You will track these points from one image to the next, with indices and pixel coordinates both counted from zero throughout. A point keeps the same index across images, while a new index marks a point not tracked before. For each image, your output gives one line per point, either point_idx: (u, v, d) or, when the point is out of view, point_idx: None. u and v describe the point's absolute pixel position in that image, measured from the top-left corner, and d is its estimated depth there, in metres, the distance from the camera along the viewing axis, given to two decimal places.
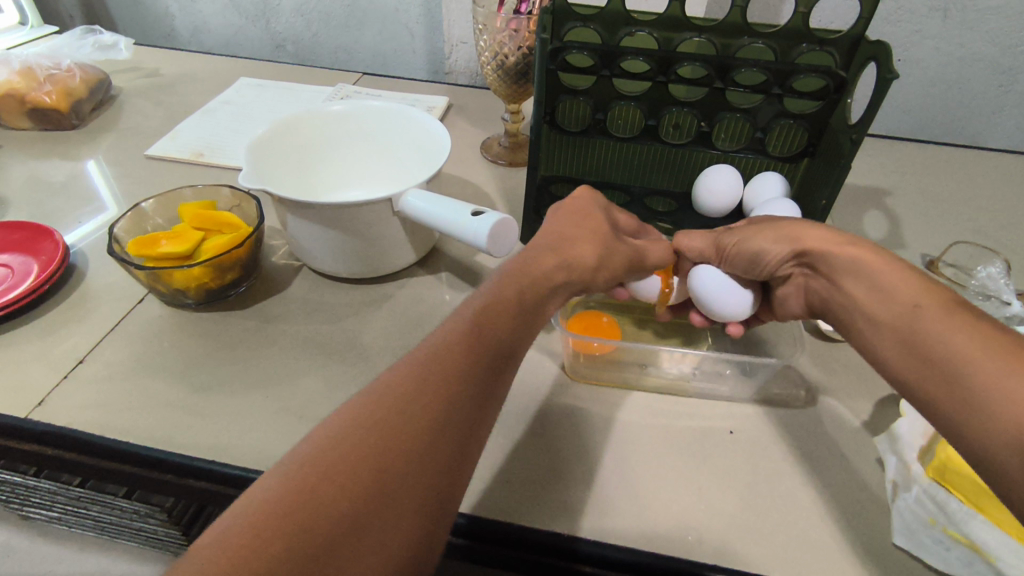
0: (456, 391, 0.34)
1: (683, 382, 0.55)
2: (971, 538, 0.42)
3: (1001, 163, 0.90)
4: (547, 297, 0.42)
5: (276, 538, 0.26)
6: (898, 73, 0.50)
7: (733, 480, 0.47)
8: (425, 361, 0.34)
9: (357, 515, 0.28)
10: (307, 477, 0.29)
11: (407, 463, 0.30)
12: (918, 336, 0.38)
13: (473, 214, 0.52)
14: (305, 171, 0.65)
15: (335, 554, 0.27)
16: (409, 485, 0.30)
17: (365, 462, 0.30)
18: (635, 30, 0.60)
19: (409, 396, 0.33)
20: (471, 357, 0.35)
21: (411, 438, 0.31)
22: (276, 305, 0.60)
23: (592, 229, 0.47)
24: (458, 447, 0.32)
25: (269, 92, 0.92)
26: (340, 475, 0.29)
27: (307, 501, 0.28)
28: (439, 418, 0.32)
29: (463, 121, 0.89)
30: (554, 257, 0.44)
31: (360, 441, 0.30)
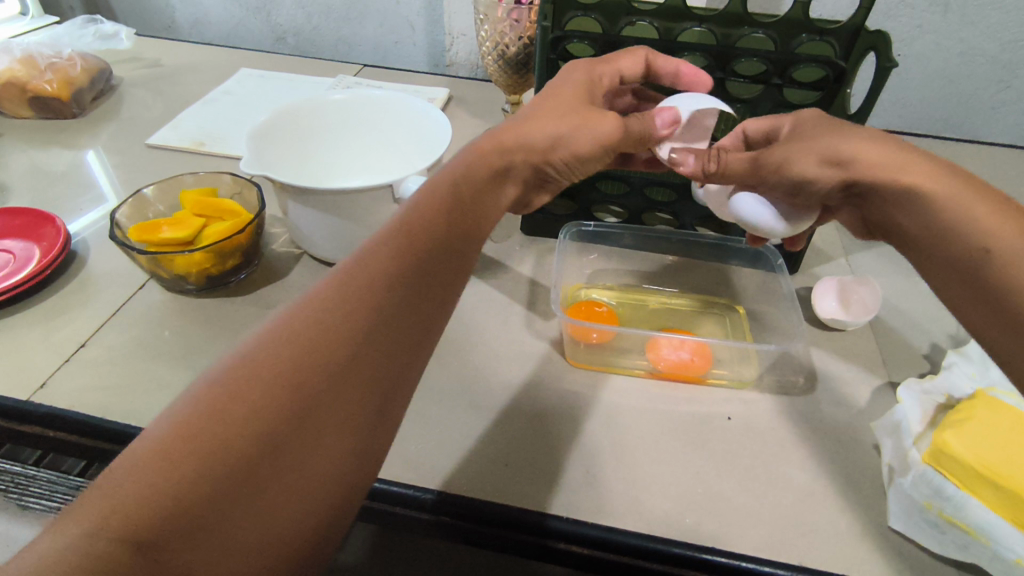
0: (379, 312, 0.34)
1: (683, 367, 0.54)
2: (964, 522, 0.42)
3: (1000, 158, 0.90)
4: (497, 180, 0.43)
5: (192, 456, 0.27)
6: (897, 62, 0.51)
7: (730, 465, 0.48)
8: (345, 279, 0.34)
9: (275, 440, 0.29)
10: (219, 401, 0.29)
11: (323, 383, 0.31)
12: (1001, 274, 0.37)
13: None
14: (306, 159, 0.66)
15: (254, 474, 0.28)
16: (325, 405, 0.30)
17: (278, 382, 0.30)
18: (636, 20, 0.60)
19: (325, 316, 0.32)
20: (397, 274, 0.35)
21: (328, 358, 0.31)
22: (277, 292, 0.61)
23: (554, 112, 0.45)
24: (379, 364, 0.33)
25: (269, 83, 0.92)
26: (254, 398, 0.29)
27: (221, 425, 0.28)
28: (361, 337, 0.33)
29: (463, 112, 0.89)
30: (502, 145, 0.43)
31: (280, 361, 0.30)
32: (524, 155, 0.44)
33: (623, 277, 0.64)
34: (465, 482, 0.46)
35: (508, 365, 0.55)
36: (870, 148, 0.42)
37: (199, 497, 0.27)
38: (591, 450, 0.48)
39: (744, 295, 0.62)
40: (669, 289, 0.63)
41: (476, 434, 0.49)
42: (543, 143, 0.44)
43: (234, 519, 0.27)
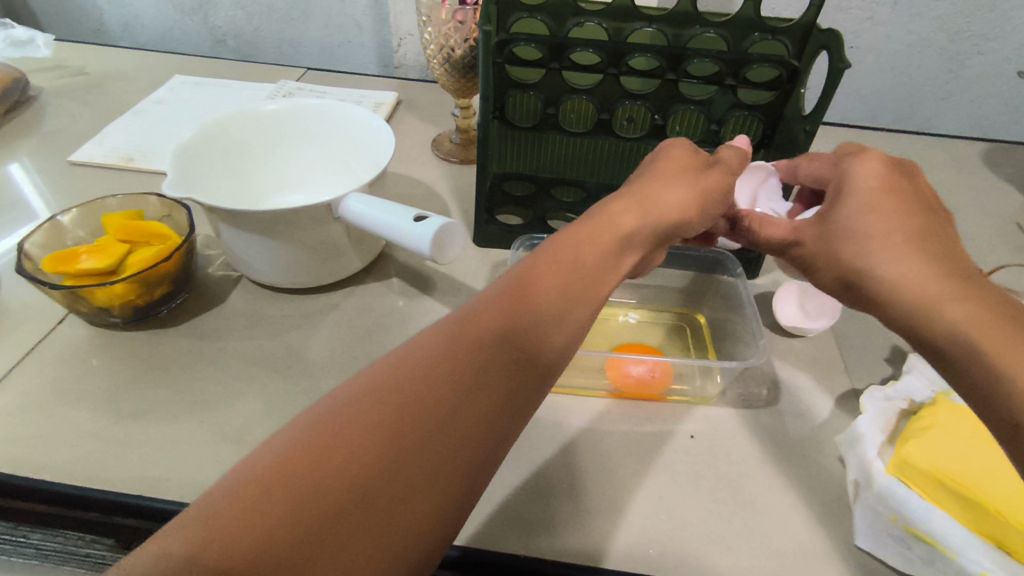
0: (483, 366, 0.31)
1: (645, 385, 0.52)
2: (931, 535, 0.41)
3: (952, 147, 0.90)
4: (625, 244, 0.38)
5: (286, 495, 0.25)
6: (849, 63, 0.50)
7: (695, 487, 0.46)
8: (452, 327, 0.33)
9: (370, 490, 0.26)
10: (326, 434, 0.27)
11: (431, 441, 0.28)
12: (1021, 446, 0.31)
13: (416, 219, 0.48)
14: (240, 176, 0.62)
15: (344, 524, 0.25)
16: (423, 459, 0.28)
17: (380, 431, 0.28)
18: (584, 21, 0.57)
19: (438, 363, 0.30)
20: (508, 325, 0.33)
21: (439, 415, 0.29)
22: (212, 321, 0.56)
23: (679, 175, 0.42)
24: (487, 426, 0.30)
25: (205, 90, 0.87)
26: (362, 444, 0.27)
27: (322, 463, 0.26)
28: (463, 390, 0.30)
29: (413, 117, 0.86)
30: (629, 204, 0.39)
31: (382, 409, 0.28)
32: (648, 224, 0.39)
33: None
34: None
35: None
36: (881, 242, 0.36)
37: (289, 540, 0.24)
38: (550, 479, 0.46)
39: (703, 303, 0.61)
40: (629, 300, 0.61)
41: None
42: (679, 204, 0.40)
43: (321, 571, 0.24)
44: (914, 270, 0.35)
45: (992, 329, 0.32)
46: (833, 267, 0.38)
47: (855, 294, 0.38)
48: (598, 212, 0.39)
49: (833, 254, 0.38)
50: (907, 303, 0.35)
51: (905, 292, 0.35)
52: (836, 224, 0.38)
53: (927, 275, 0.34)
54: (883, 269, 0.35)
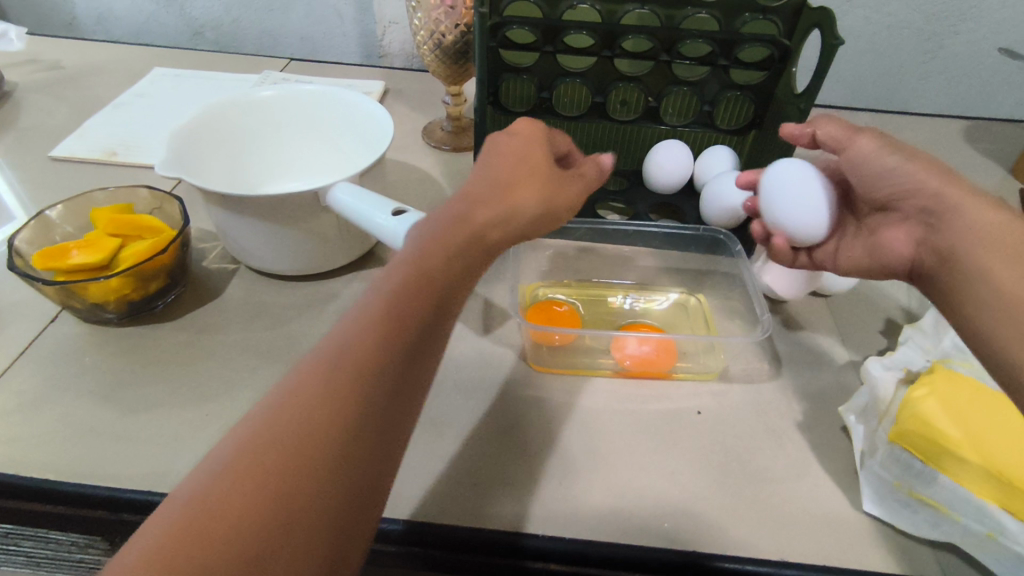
0: (361, 401, 0.29)
1: (650, 364, 0.52)
2: (935, 499, 0.42)
3: (933, 126, 0.92)
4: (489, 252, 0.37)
5: None
6: (842, 40, 0.50)
7: (705, 462, 0.46)
8: (322, 365, 0.30)
9: (252, 560, 0.25)
10: (189, 529, 0.26)
11: (311, 491, 0.27)
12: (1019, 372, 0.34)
13: (394, 214, 0.46)
14: (235, 164, 0.60)
15: None
16: (307, 510, 0.27)
17: (256, 494, 0.26)
18: (576, 3, 0.57)
19: (309, 410, 0.29)
20: (389, 347, 0.31)
21: (316, 462, 0.28)
22: (210, 313, 0.55)
23: (538, 169, 0.39)
24: (364, 465, 0.29)
25: (186, 82, 0.85)
26: (234, 523, 0.26)
27: (188, 561, 0.25)
28: (342, 430, 0.29)
29: (402, 105, 0.85)
30: (491, 207, 0.36)
31: (253, 472, 0.27)
32: (513, 228, 0.37)
33: (585, 275, 0.62)
34: (433, 506, 0.43)
35: (471, 374, 0.52)
36: (911, 163, 0.40)
37: None
38: (562, 457, 0.46)
39: (702, 283, 0.61)
40: (627, 282, 0.61)
41: (440, 451, 0.46)
42: (542, 210, 0.38)
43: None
44: (986, 215, 0.38)
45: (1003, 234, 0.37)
46: (908, 201, 0.41)
47: (903, 225, 0.42)
48: (500, 196, 0.37)
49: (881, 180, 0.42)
50: (976, 241, 0.37)
51: (985, 237, 0.37)
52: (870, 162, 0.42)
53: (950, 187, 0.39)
54: (974, 217, 0.38)
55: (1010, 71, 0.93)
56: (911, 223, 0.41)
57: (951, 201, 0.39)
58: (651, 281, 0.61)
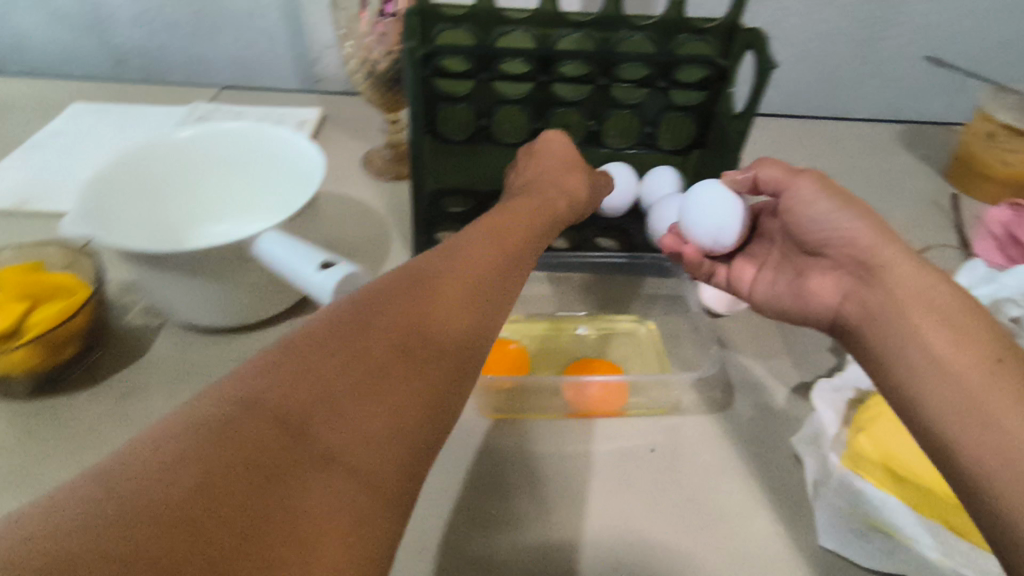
0: (440, 334, 0.32)
1: (603, 403, 0.51)
2: (888, 525, 0.43)
3: (871, 131, 0.94)
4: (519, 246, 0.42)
5: (240, 434, 0.24)
6: (774, 64, 0.50)
7: (662, 504, 0.45)
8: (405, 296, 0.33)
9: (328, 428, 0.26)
10: (272, 388, 0.26)
11: (388, 393, 0.28)
12: (914, 396, 0.36)
13: (322, 265, 0.43)
14: (157, 213, 0.57)
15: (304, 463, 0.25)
16: (381, 407, 0.28)
17: (338, 377, 0.28)
18: (509, 30, 0.55)
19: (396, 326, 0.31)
20: (462, 307, 0.34)
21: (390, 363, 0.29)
22: (134, 375, 0.52)
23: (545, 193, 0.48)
24: (437, 392, 0.30)
25: (107, 117, 0.80)
26: (324, 382, 0.27)
27: (267, 416, 0.25)
28: (420, 350, 0.31)
29: (340, 133, 0.82)
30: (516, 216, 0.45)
31: (342, 359, 0.29)
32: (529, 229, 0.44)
33: (535, 310, 0.60)
34: None
35: None
36: (849, 213, 0.42)
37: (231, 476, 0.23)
38: (515, 511, 0.44)
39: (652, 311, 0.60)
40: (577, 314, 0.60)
41: None
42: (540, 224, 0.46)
43: (224, 546, 0.21)
44: (919, 276, 0.39)
45: (934, 292, 0.38)
46: (843, 251, 0.43)
47: (845, 272, 0.43)
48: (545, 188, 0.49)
49: (818, 229, 0.44)
50: (899, 298, 0.39)
51: (910, 297, 0.38)
52: (796, 203, 0.45)
53: (890, 244, 0.40)
54: (903, 278, 0.39)
55: (940, 76, 0.96)
56: (843, 274, 0.43)
57: (885, 259, 0.40)
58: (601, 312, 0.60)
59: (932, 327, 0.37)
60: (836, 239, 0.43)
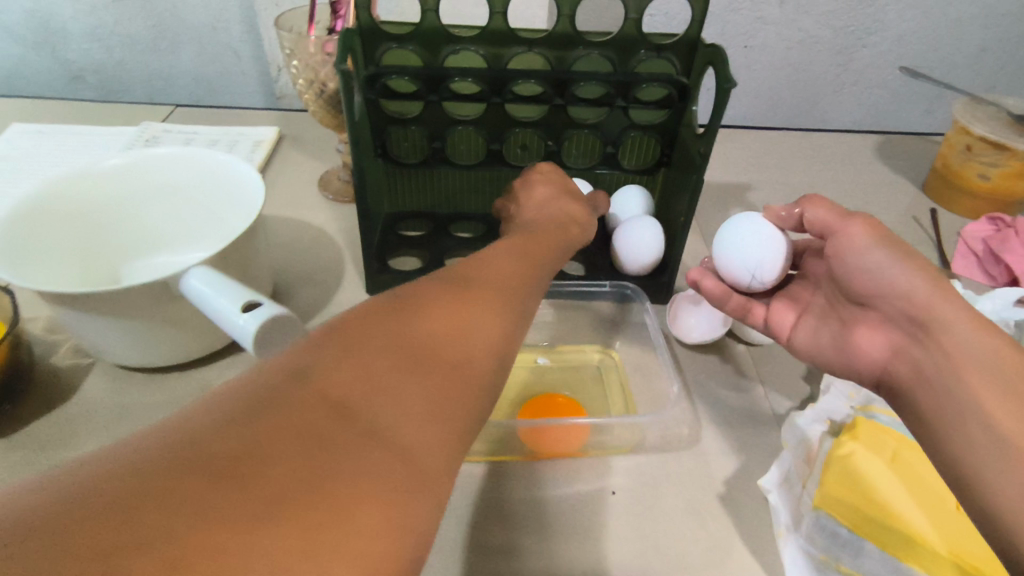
0: (459, 335, 0.30)
1: (559, 442, 0.48)
2: (862, 572, 0.39)
3: (849, 142, 0.92)
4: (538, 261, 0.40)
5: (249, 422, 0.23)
6: (733, 82, 0.48)
7: (622, 552, 0.42)
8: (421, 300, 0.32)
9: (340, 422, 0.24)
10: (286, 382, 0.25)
11: (406, 393, 0.26)
12: (963, 460, 0.34)
13: (245, 308, 0.40)
14: (86, 246, 0.53)
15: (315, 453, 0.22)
16: (395, 402, 0.26)
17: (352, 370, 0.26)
18: (459, 48, 0.53)
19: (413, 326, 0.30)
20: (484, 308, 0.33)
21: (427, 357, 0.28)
22: (58, 421, 0.48)
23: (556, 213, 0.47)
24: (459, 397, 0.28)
25: (53, 139, 0.77)
26: (365, 366, 0.26)
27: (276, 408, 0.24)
28: (439, 350, 0.29)
29: (300, 152, 0.79)
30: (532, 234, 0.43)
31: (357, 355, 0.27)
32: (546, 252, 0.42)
33: None
34: None
35: None
36: (900, 262, 0.41)
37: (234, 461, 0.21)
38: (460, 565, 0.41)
39: (616, 339, 0.58)
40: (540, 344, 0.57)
41: None
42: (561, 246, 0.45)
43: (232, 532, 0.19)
44: (975, 336, 0.37)
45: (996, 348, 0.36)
46: (893, 303, 0.41)
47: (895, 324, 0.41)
48: (548, 215, 0.48)
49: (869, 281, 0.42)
50: (951, 357, 0.37)
51: (970, 358, 0.36)
52: (847, 249, 0.43)
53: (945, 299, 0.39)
54: (964, 336, 0.37)
55: (917, 86, 0.94)
56: (892, 327, 0.41)
57: (940, 314, 0.38)
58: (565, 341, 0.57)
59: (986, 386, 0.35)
60: (889, 291, 0.41)
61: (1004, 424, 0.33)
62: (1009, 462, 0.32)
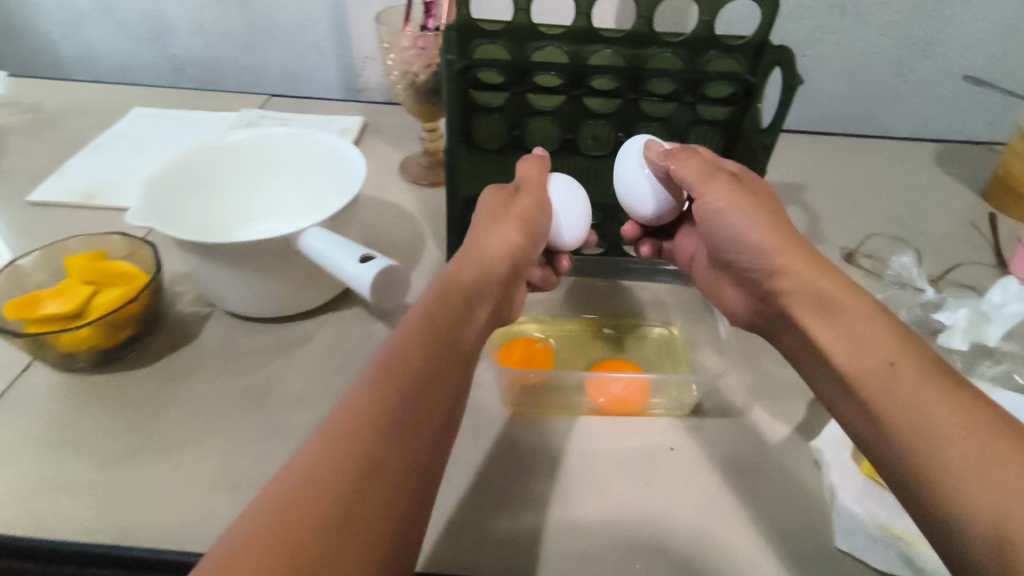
0: (427, 369, 0.36)
1: (621, 399, 0.53)
2: (908, 533, 0.43)
3: (906, 149, 0.93)
4: (486, 287, 0.45)
5: (292, 519, 0.28)
6: (801, 79, 0.52)
7: (678, 499, 0.47)
8: (388, 351, 0.37)
9: (355, 486, 0.30)
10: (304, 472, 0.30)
11: (397, 439, 0.33)
12: (878, 428, 0.36)
13: (361, 259, 0.47)
14: (208, 210, 0.61)
15: (349, 518, 0.29)
16: (391, 450, 0.32)
17: (351, 439, 0.32)
18: (544, 45, 0.58)
19: (389, 378, 0.35)
20: (439, 340, 0.39)
21: (333, 499, 0.30)
22: (183, 359, 0.55)
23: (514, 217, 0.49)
24: (431, 419, 0.35)
25: (166, 122, 0.86)
26: (341, 452, 0.31)
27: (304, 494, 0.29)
28: (413, 388, 0.35)
29: (381, 140, 0.86)
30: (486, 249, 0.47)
31: (354, 425, 0.32)
32: (495, 270, 0.47)
33: (564, 312, 0.62)
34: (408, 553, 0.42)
35: None
36: (754, 225, 0.47)
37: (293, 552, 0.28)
38: (533, 500, 0.46)
39: (674, 317, 0.62)
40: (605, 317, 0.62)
41: None
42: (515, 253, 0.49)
43: None
44: (840, 297, 0.42)
45: (846, 311, 0.41)
46: (766, 275, 0.47)
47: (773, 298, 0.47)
48: (484, 248, 0.47)
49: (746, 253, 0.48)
50: (818, 332, 0.42)
51: (820, 326, 0.42)
52: (722, 215, 0.48)
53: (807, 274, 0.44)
54: (830, 305, 0.42)
55: (976, 96, 0.95)
56: (771, 301, 0.47)
57: (799, 282, 0.44)
58: (627, 316, 0.62)
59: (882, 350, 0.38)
60: (765, 261, 0.46)
61: (900, 389, 0.36)
62: (909, 429, 0.34)
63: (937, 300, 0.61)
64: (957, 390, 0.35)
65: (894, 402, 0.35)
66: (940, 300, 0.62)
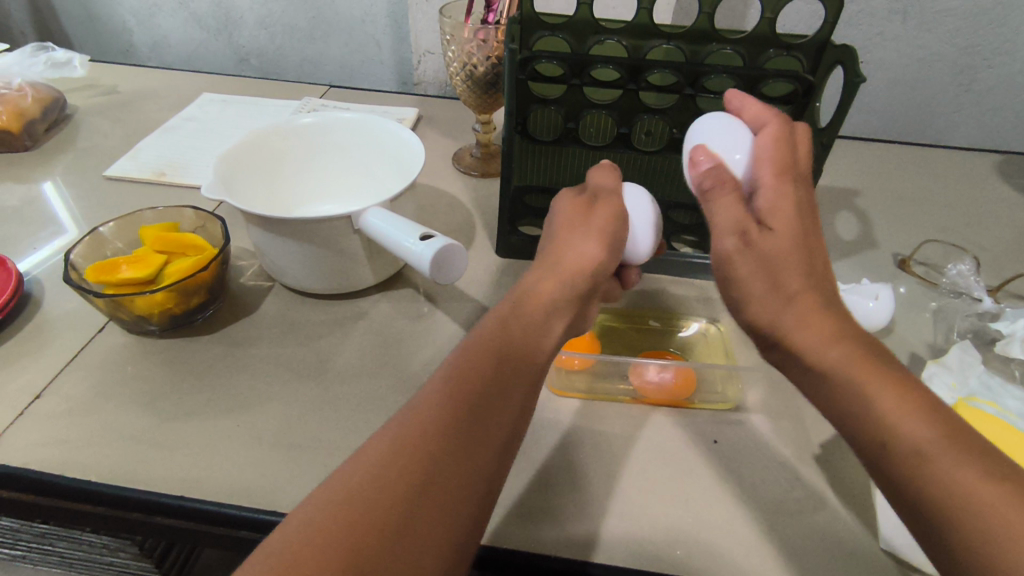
0: (483, 396, 0.35)
1: (665, 390, 0.53)
2: None
3: (965, 159, 0.91)
4: (554, 307, 0.43)
5: (341, 531, 0.28)
6: (865, 77, 0.51)
7: (721, 490, 0.47)
8: (450, 374, 0.36)
9: (408, 510, 0.30)
10: (357, 486, 0.30)
11: (451, 467, 0.32)
12: (916, 495, 0.32)
13: (421, 237, 0.48)
14: (275, 188, 0.63)
15: (397, 540, 0.29)
16: (444, 477, 0.32)
17: (407, 460, 0.31)
18: (604, 39, 0.59)
19: (448, 402, 0.34)
20: (499, 365, 0.37)
21: (382, 510, 0.29)
22: (244, 328, 0.58)
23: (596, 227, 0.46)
24: (485, 451, 0.34)
25: (232, 107, 0.90)
26: (396, 472, 0.31)
27: (357, 507, 0.29)
28: (469, 416, 0.34)
29: (434, 131, 0.88)
30: (560, 261, 0.45)
31: (410, 447, 0.32)
32: (566, 286, 0.44)
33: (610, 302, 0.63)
34: None
35: None
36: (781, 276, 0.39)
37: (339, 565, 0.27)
38: (576, 480, 0.47)
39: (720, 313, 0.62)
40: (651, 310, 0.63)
41: None
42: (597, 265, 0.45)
43: None
44: (865, 366, 0.36)
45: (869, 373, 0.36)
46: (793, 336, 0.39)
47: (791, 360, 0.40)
48: (562, 262, 0.44)
49: (775, 306, 0.40)
50: (851, 397, 0.36)
51: (852, 392, 0.36)
52: (728, 267, 0.42)
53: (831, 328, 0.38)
54: (848, 373, 0.36)
55: None
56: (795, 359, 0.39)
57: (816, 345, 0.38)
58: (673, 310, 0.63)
59: (909, 418, 0.33)
60: (787, 314, 0.39)
61: (946, 461, 0.31)
62: (950, 510, 0.30)
63: (995, 309, 0.60)
64: (987, 462, 0.31)
65: (918, 458, 0.32)
66: (998, 309, 0.61)
